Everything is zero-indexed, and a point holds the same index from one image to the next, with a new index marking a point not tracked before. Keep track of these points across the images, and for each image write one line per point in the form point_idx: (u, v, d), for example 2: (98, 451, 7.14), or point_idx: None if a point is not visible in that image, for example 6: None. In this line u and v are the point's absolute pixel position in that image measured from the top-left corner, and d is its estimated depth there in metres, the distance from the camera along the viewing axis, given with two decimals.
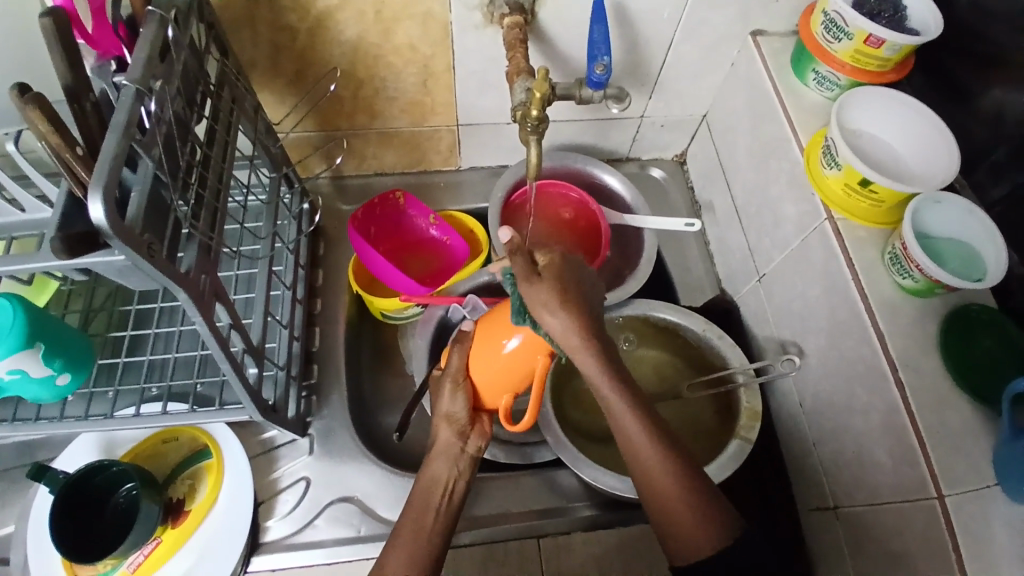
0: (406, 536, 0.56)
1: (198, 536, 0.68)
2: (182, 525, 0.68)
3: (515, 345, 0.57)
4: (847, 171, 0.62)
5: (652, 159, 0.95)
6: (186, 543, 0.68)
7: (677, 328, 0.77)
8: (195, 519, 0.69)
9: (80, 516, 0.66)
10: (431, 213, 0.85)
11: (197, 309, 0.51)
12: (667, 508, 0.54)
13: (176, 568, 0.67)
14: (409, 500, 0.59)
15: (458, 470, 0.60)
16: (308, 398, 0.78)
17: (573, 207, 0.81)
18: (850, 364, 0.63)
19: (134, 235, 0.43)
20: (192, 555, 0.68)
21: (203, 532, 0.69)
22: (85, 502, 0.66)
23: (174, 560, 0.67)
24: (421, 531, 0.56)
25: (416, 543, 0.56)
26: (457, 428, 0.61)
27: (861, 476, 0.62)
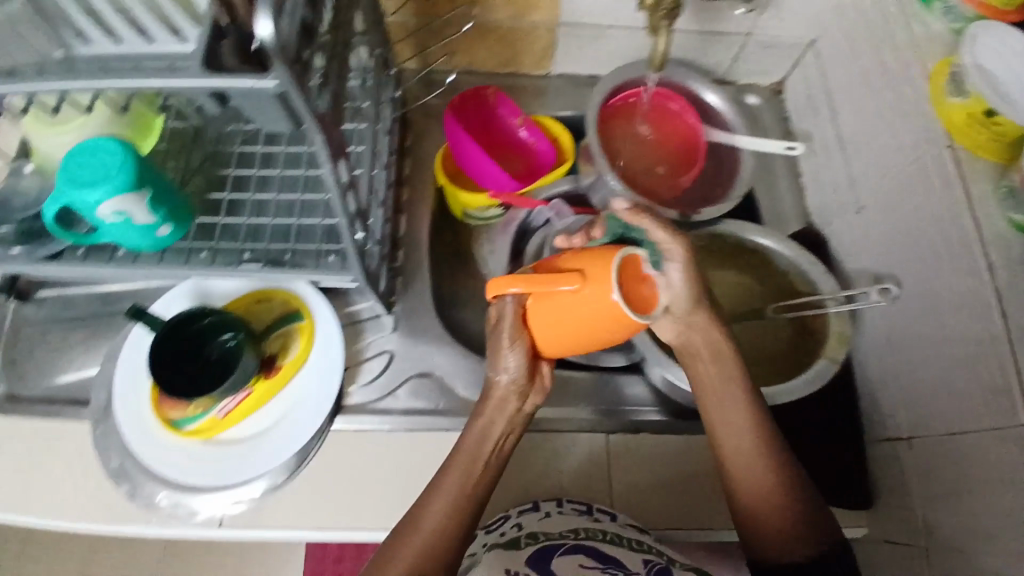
0: (452, 488, 0.58)
1: (287, 390, 0.71)
2: (275, 378, 0.71)
3: (572, 292, 0.52)
4: (973, 98, 0.62)
5: (748, 86, 0.93)
6: (277, 395, 0.71)
7: (767, 252, 0.75)
8: (287, 373, 0.72)
9: (179, 358, 0.67)
10: (520, 112, 0.84)
11: (327, 154, 0.51)
12: (758, 489, 0.59)
13: (267, 416, 0.71)
14: (456, 454, 0.60)
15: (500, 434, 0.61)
16: (394, 279, 0.79)
17: (669, 122, 0.79)
18: (949, 293, 0.63)
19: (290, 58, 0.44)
20: (281, 407, 0.71)
21: (292, 387, 0.72)
22: (184, 347, 0.67)
23: (264, 410, 0.71)
24: (466, 491, 0.58)
25: (461, 494, 0.58)
26: (518, 388, 0.61)
27: (945, 404, 0.63)
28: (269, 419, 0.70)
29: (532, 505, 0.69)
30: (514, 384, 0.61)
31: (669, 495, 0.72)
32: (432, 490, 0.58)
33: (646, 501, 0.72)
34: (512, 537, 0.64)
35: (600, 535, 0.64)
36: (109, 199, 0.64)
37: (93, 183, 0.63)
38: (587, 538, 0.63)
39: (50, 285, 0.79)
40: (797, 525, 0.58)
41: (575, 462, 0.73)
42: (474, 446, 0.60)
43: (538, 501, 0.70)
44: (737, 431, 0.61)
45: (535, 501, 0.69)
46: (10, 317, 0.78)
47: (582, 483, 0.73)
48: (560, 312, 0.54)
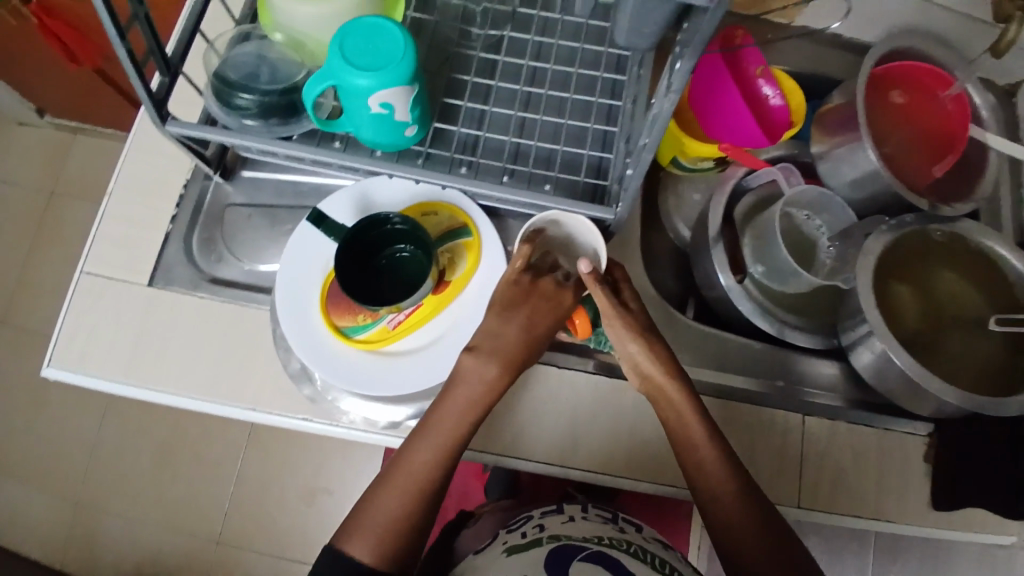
0: (441, 432, 0.62)
1: (456, 306, 0.68)
2: (444, 293, 0.68)
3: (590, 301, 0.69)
4: None
5: (985, 81, 0.87)
6: (443, 312, 0.68)
7: (999, 261, 0.73)
8: (455, 289, 0.69)
9: (357, 261, 0.64)
10: (762, 64, 0.78)
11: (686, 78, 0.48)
12: (722, 503, 0.62)
13: (432, 331, 0.68)
14: (433, 411, 0.63)
15: (520, 358, 0.65)
16: None
17: (937, 110, 0.75)
18: None
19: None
20: (447, 323, 0.68)
21: (459, 304, 0.69)
22: (361, 251, 0.65)
23: (435, 325, 0.68)
24: (454, 433, 0.62)
25: (440, 447, 0.61)
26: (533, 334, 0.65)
27: None
28: (434, 334, 0.68)
29: (557, 510, 0.73)
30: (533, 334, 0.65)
31: (853, 483, 0.72)
32: (424, 427, 0.62)
33: (834, 487, 0.72)
34: (535, 535, 0.66)
35: (623, 545, 0.66)
36: (378, 91, 0.60)
37: (371, 67, 0.59)
38: (611, 547, 0.65)
39: (255, 166, 0.76)
40: (767, 543, 0.60)
41: (771, 439, 0.72)
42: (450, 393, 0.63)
43: (563, 506, 0.75)
44: (709, 468, 0.63)
45: (560, 507, 0.74)
46: (213, 193, 0.75)
47: (773, 456, 0.72)
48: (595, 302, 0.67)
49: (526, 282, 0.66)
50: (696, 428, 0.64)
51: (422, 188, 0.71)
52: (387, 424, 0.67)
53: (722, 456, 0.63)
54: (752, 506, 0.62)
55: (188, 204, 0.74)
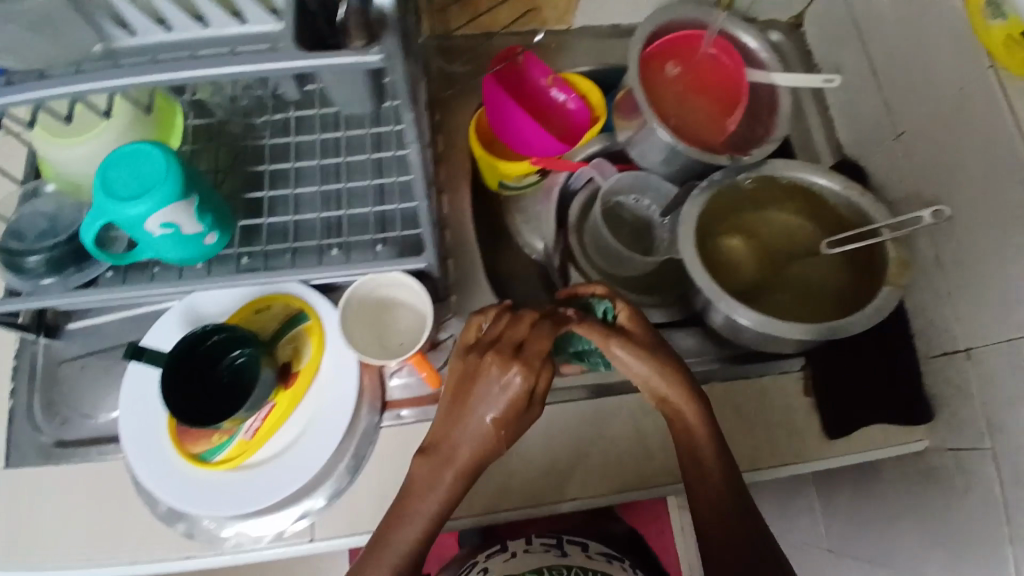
0: (416, 519, 0.59)
1: (311, 396, 0.67)
2: (295, 387, 0.67)
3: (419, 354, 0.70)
4: (1011, 21, 0.62)
5: (767, 23, 0.91)
6: (299, 405, 0.67)
7: (815, 188, 0.76)
8: (306, 379, 0.67)
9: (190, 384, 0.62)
10: (551, 73, 0.82)
11: (414, 127, 0.48)
12: (710, 501, 0.64)
13: (293, 428, 0.67)
14: (408, 490, 0.60)
15: (504, 419, 0.58)
16: (446, 262, 0.76)
17: (709, 64, 0.78)
18: (1005, 210, 0.65)
19: (402, 32, 0.42)
20: (306, 416, 0.67)
21: (314, 394, 0.68)
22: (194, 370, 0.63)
23: (292, 423, 0.67)
24: (429, 522, 0.59)
25: (416, 523, 0.59)
26: (515, 398, 0.57)
27: (1003, 313, 0.66)
28: (295, 432, 0.67)
29: (500, 550, 0.86)
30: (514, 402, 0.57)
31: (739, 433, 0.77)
32: (399, 516, 0.59)
33: None
34: None
35: None
36: (153, 214, 0.59)
37: (139, 195, 0.58)
38: None
39: (80, 315, 0.74)
40: (735, 531, 0.63)
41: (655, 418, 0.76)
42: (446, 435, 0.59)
43: (506, 545, 0.88)
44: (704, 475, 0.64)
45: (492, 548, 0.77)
46: (45, 355, 0.73)
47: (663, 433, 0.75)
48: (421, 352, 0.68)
49: (473, 354, 0.61)
50: (698, 432, 0.64)
51: (243, 288, 0.69)
52: (272, 537, 0.66)
53: (717, 454, 0.64)
54: (734, 493, 0.64)
55: (21, 374, 0.72)
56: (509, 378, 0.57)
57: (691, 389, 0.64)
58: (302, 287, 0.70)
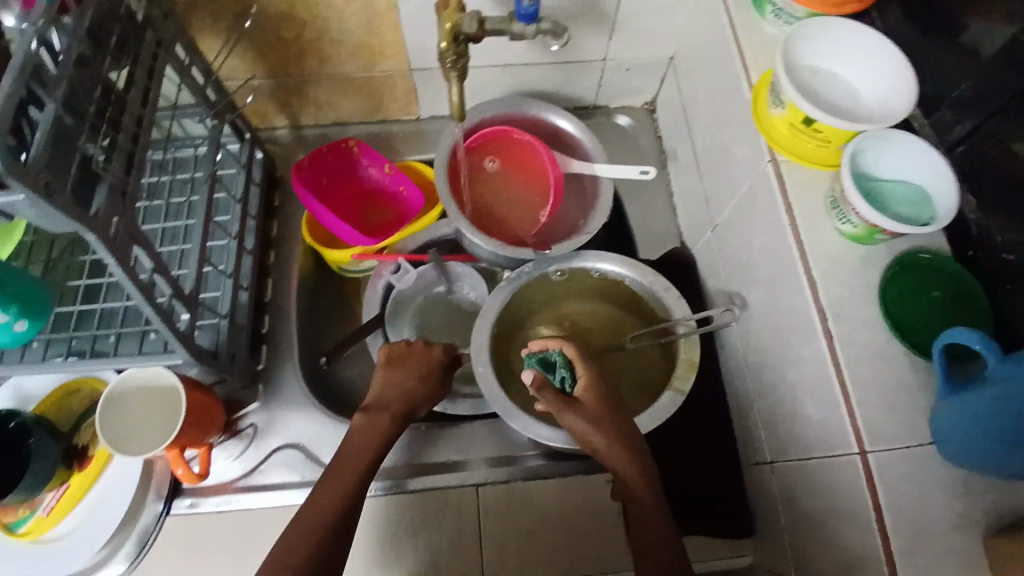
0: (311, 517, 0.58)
1: (104, 477, 0.71)
2: (88, 468, 0.71)
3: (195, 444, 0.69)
4: (791, 109, 0.58)
5: (620, 108, 0.93)
6: (94, 483, 0.71)
7: (624, 282, 0.74)
8: (100, 461, 0.71)
9: None
10: (387, 162, 0.86)
11: (106, 249, 0.53)
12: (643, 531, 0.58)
13: (86, 508, 0.70)
14: (324, 482, 0.61)
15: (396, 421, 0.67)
16: (260, 346, 0.80)
17: (523, 151, 0.80)
18: (783, 314, 0.60)
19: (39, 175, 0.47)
20: (99, 495, 0.70)
21: (108, 475, 0.71)
22: None
23: (85, 504, 0.70)
24: (328, 512, 0.58)
25: (328, 505, 0.59)
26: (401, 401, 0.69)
27: (791, 428, 0.61)
28: (87, 510, 0.70)
29: None
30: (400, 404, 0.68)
31: (541, 544, 0.71)
32: (315, 500, 0.59)
33: (521, 547, 0.71)
34: None
35: None
36: None
37: None
38: None
39: None
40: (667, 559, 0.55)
41: (444, 518, 0.72)
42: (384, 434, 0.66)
43: None
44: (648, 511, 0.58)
45: None
46: None
47: (450, 534, 0.71)
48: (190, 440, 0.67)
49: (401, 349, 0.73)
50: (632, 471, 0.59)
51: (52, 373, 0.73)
52: None
53: (660, 500, 0.59)
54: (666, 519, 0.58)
55: None
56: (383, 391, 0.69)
57: (634, 448, 0.60)
58: (115, 374, 0.75)
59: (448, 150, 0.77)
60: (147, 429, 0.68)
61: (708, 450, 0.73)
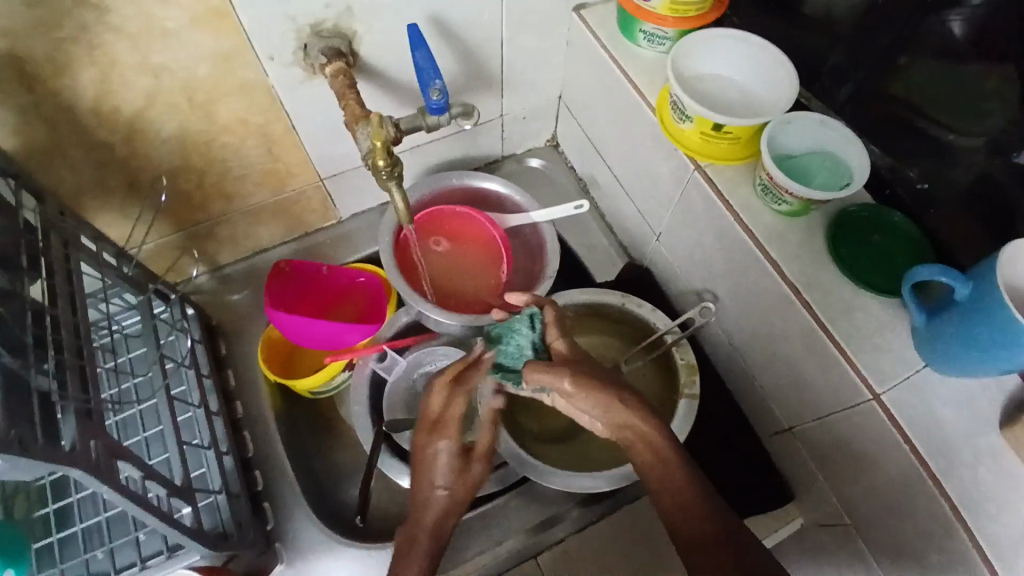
0: None
1: None
2: None
3: None
4: (698, 121, 0.63)
5: (527, 151, 0.96)
6: None
7: (600, 308, 0.79)
8: None
9: None
10: (322, 265, 0.82)
11: (97, 480, 0.47)
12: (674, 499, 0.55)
13: None
14: None
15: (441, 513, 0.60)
16: (261, 506, 0.74)
17: (462, 223, 0.81)
18: (758, 296, 0.65)
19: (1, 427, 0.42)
20: None
21: None
22: None
23: None
24: None
25: None
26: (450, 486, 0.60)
27: (801, 393, 0.65)
28: None
29: None
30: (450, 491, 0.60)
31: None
32: None
33: None
34: None
35: None
36: None
37: None
38: None
39: None
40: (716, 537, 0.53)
41: None
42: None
43: None
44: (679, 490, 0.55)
45: None
46: None
47: None
48: None
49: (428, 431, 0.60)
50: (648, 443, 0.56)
51: None
52: None
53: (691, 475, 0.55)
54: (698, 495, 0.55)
55: None
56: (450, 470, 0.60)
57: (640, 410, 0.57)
58: None
59: (392, 244, 0.77)
60: None
61: (728, 437, 0.77)
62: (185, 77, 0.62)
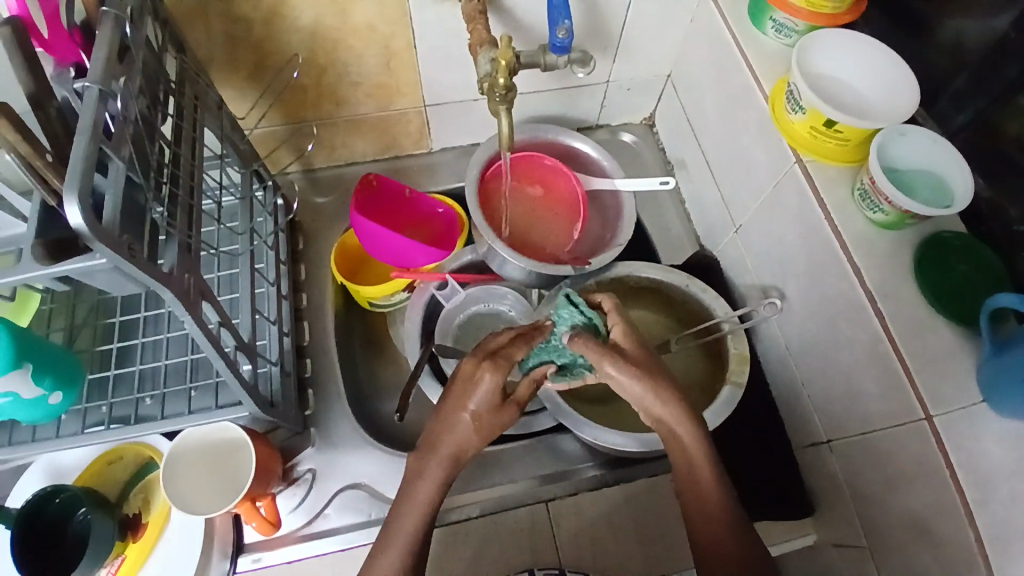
0: (392, 551, 0.56)
1: (161, 546, 0.67)
2: (143, 538, 0.67)
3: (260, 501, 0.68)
4: (811, 114, 0.63)
5: (622, 125, 0.98)
6: (151, 554, 0.67)
7: (661, 285, 0.80)
8: (155, 530, 0.68)
9: (36, 551, 0.63)
10: (406, 188, 0.86)
11: (184, 308, 0.51)
12: (696, 494, 0.60)
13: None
14: (396, 509, 0.58)
15: (465, 442, 0.58)
16: (305, 392, 0.78)
17: (548, 174, 0.83)
18: (830, 301, 0.65)
19: (121, 235, 0.45)
20: (158, 564, 0.67)
21: (165, 543, 0.67)
22: (41, 537, 0.63)
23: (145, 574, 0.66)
24: (411, 536, 0.56)
25: (405, 538, 0.56)
26: (481, 420, 0.58)
27: (850, 405, 0.65)
28: None
29: None
30: (479, 425, 0.58)
31: (617, 552, 0.72)
32: (392, 528, 0.57)
33: (597, 558, 0.71)
34: None
35: None
36: None
37: None
38: None
39: None
40: (737, 537, 0.58)
41: (512, 540, 0.72)
42: (430, 496, 0.57)
43: None
44: (703, 491, 0.60)
45: None
46: None
47: (528, 559, 0.71)
48: (258, 494, 0.67)
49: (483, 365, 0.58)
50: (680, 437, 0.60)
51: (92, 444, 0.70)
52: None
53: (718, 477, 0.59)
54: (727, 495, 0.60)
55: None
56: (483, 410, 0.57)
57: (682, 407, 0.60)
58: (163, 438, 0.73)
59: (477, 179, 0.80)
60: (200, 490, 0.65)
61: (759, 436, 0.77)
62: None
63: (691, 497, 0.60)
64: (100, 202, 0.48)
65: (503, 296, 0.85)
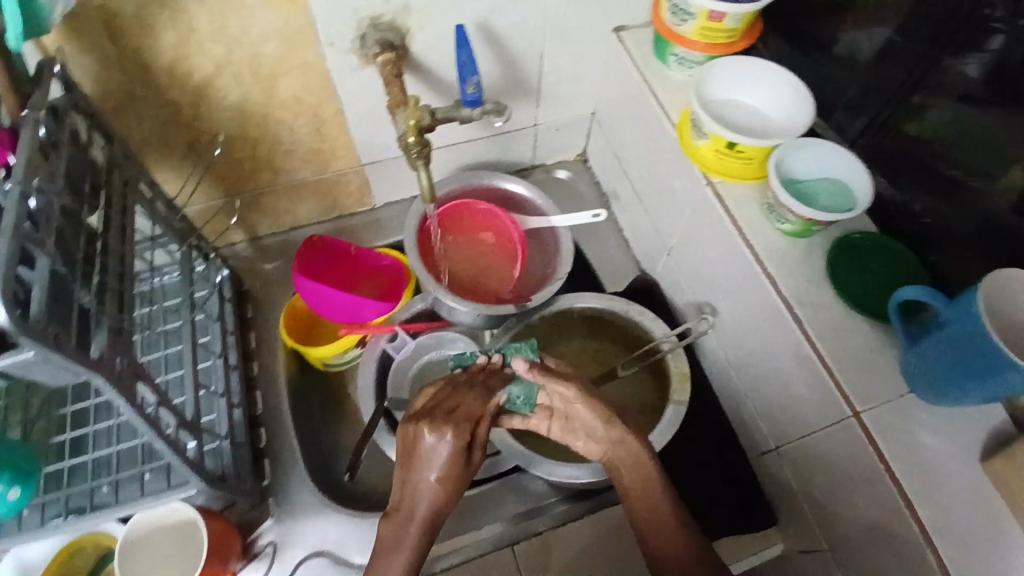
0: None
1: None
2: None
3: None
4: (713, 138, 0.67)
5: (557, 163, 1.01)
6: None
7: (603, 314, 0.83)
8: None
9: None
10: (351, 246, 0.88)
11: (117, 391, 0.52)
12: (650, 513, 0.59)
13: None
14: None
15: (433, 497, 0.57)
16: (262, 461, 0.78)
17: (486, 218, 0.86)
18: (755, 313, 0.67)
19: (48, 326, 0.47)
20: None
21: None
22: None
23: None
24: None
25: None
26: (451, 467, 0.58)
27: (789, 412, 0.67)
28: None
29: None
30: (446, 475, 0.58)
31: None
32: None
33: None
34: None
35: None
36: None
37: None
38: None
39: None
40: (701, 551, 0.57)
41: None
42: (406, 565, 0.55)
43: None
44: (658, 513, 0.59)
45: None
46: None
47: None
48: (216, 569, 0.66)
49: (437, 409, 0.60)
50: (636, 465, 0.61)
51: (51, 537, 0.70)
52: None
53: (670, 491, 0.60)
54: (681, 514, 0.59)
55: None
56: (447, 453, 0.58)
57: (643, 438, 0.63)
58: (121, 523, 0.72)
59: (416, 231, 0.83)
60: (162, 571, 0.65)
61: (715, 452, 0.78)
62: (255, 51, 0.69)
63: (643, 520, 0.59)
64: (27, 295, 0.50)
65: (454, 341, 0.87)
